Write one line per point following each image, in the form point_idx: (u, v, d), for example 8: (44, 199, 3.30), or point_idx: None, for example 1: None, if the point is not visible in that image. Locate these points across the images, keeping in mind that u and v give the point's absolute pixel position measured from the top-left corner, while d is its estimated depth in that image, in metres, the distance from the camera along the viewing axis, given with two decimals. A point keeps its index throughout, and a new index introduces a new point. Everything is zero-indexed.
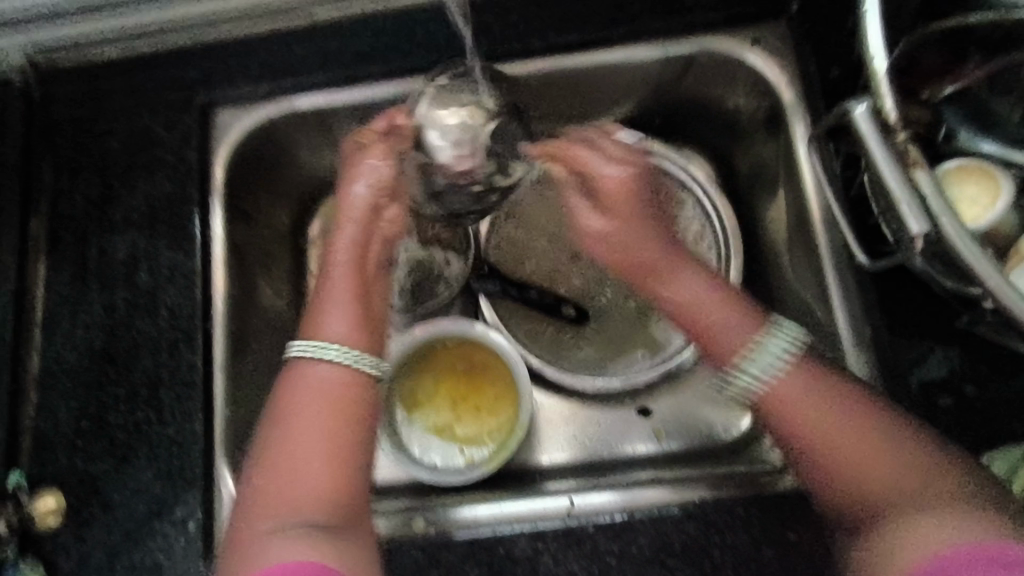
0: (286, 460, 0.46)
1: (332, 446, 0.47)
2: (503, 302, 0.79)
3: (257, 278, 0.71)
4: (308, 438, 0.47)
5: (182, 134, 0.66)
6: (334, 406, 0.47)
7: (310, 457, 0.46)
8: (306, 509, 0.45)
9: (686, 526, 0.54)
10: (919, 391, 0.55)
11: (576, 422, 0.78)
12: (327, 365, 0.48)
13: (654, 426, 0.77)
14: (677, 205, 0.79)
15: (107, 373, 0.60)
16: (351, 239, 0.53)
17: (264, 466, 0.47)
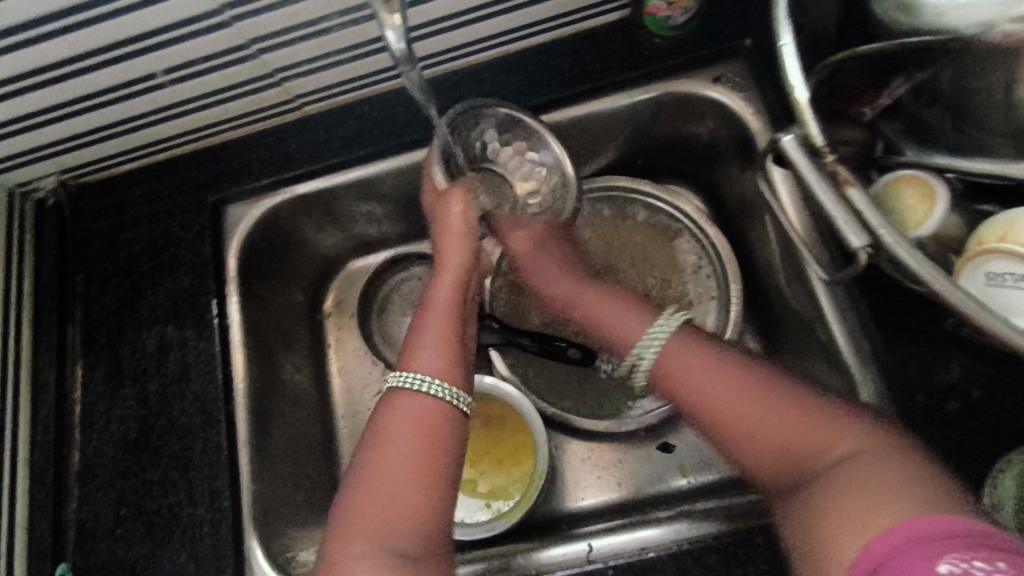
0: (375, 486, 0.49)
1: (423, 471, 0.49)
2: (512, 353, 0.81)
3: (275, 356, 0.75)
4: (397, 466, 0.49)
5: (196, 232, 0.71)
6: (436, 433, 0.51)
7: (405, 482, 0.49)
8: (396, 532, 0.47)
9: (706, 561, 0.53)
10: (927, 400, 0.54)
11: (598, 464, 0.78)
12: (422, 393, 0.52)
13: (678, 462, 0.76)
14: (672, 240, 0.81)
15: (140, 461, 0.64)
16: (445, 275, 0.60)
17: (351, 498, 0.49)
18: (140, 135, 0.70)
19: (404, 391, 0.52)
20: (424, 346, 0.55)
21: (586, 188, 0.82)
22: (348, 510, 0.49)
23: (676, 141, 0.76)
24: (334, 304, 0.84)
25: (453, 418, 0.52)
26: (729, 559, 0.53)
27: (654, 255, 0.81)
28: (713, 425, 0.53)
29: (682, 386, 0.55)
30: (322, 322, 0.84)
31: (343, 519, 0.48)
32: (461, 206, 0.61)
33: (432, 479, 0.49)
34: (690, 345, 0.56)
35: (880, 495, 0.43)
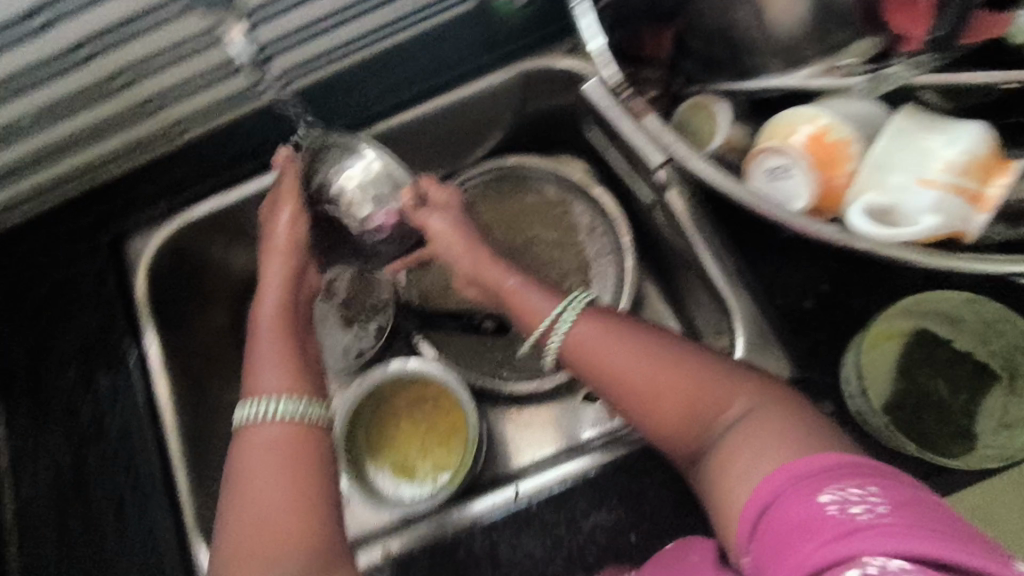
0: (253, 511, 0.48)
1: (285, 498, 0.48)
2: (435, 337, 0.85)
3: (203, 379, 0.76)
4: (264, 492, 0.49)
5: (99, 271, 0.73)
6: (276, 461, 0.50)
7: (273, 502, 0.48)
8: (279, 553, 0.47)
9: (617, 479, 0.60)
10: (784, 304, 0.61)
11: (531, 425, 0.83)
12: (273, 422, 0.52)
13: (602, 409, 0.82)
14: (567, 208, 0.86)
15: (75, 501, 0.65)
16: (273, 255, 0.63)
17: (233, 525, 0.48)
18: (23, 185, 0.70)
19: (257, 422, 0.52)
20: (261, 368, 0.55)
21: (478, 172, 0.85)
22: (228, 540, 0.48)
23: (550, 116, 0.82)
24: None
25: (313, 435, 0.52)
26: (633, 473, 0.60)
27: (553, 224, 0.86)
28: (626, 403, 0.54)
29: (591, 361, 0.56)
30: None
31: (224, 565, 0.48)
32: (288, 213, 0.65)
33: (294, 500, 0.48)
34: (596, 319, 0.57)
35: (769, 450, 0.46)
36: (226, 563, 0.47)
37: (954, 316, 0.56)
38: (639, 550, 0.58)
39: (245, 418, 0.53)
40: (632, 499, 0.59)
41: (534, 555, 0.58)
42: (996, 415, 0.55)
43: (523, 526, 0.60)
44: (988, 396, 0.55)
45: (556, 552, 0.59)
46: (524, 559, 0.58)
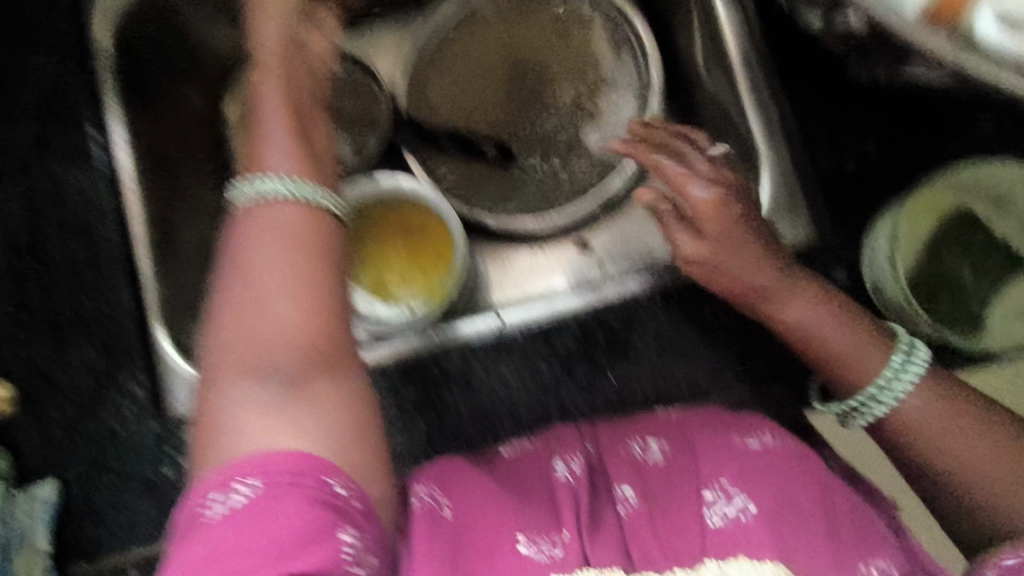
0: (252, 302, 0.39)
1: (293, 291, 0.39)
2: (430, 156, 0.77)
3: (173, 161, 0.69)
4: (267, 281, 0.39)
5: (58, 15, 0.64)
6: (279, 244, 0.40)
7: (275, 292, 0.39)
8: (280, 355, 0.38)
9: (606, 320, 0.57)
10: (824, 160, 0.56)
11: (518, 265, 0.78)
12: (282, 200, 0.41)
13: (597, 257, 0.78)
14: (594, 40, 0.77)
15: (29, 263, 0.61)
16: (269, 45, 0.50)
17: (228, 318, 0.40)
18: None
19: (259, 202, 0.41)
20: (272, 148, 0.44)
21: None
22: (223, 333, 0.40)
23: None
24: None
25: (329, 223, 0.42)
26: (622, 317, 0.57)
27: (575, 54, 0.78)
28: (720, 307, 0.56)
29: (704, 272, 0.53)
30: None
31: (215, 366, 0.39)
32: None
33: (299, 293, 0.39)
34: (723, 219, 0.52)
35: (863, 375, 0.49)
36: (217, 359, 0.39)
37: (1001, 197, 0.52)
38: (619, 393, 0.57)
39: (248, 192, 0.42)
40: (619, 342, 0.57)
41: (509, 382, 0.57)
42: (1013, 305, 0.53)
43: (508, 353, 0.57)
44: (1011, 285, 0.53)
45: (533, 384, 0.57)
46: (499, 385, 0.57)
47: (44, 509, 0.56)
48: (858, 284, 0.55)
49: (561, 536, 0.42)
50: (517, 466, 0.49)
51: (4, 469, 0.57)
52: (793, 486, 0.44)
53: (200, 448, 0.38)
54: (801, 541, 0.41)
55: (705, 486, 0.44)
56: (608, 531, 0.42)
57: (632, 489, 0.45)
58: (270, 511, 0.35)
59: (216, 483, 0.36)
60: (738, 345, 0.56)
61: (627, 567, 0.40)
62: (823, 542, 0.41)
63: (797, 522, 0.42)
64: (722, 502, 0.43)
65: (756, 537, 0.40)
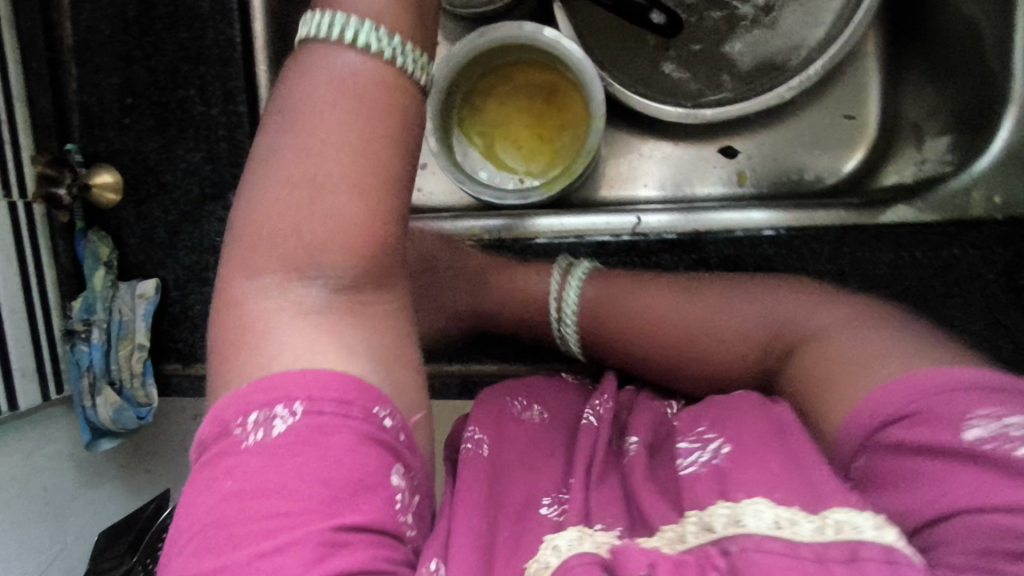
0: (303, 180, 0.33)
1: (351, 175, 0.33)
2: (581, 7, 0.67)
3: None
4: (321, 159, 0.33)
5: None
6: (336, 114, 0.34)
7: (332, 179, 0.33)
8: (326, 245, 0.33)
9: None
10: None
11: (645, 159, 0.69)
12: (345, 50, 0.34)
13: (738, 168, 0.68)
14: None
15: (143, 46, 0.56)
16: None
17: (272, 190, 0.34)
18: None
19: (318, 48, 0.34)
20: None
21: None
22: (261, 204, 0.34)
23: None
24: None
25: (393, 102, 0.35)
26: None
27: None
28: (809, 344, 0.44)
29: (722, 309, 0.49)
30: None
31: (251, 243, 0.34)
32: None
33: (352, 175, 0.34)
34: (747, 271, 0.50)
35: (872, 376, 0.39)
36: (250, 232, 0.34)
37: None
38: None
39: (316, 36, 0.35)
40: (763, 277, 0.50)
41: None
42: None
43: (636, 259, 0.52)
44: None
45: None
46: None
47: (145, 305, 0.57)
48: None
49: (569, 487, 0.40)
50: (553, 387, 0.50)
51: (108, 258, 0.57)
52: (791, 432, 0.37)
53: (219, 349, 0.34)
54: (772, 471, 0.34)
55: (682, 437, 0.40)
56: (613, 484, 0.40)
57: (639, 438, 0.43)
58: (320, 448, 0.30)
59: (258, 403, 0.31)
60: None
61: (628, 526, 0.36)
62: (786, 472, 0.34)
63: (764, 457, 0.35)
64: (699, 445, 0.38)
65: (724, 474, 0.35)
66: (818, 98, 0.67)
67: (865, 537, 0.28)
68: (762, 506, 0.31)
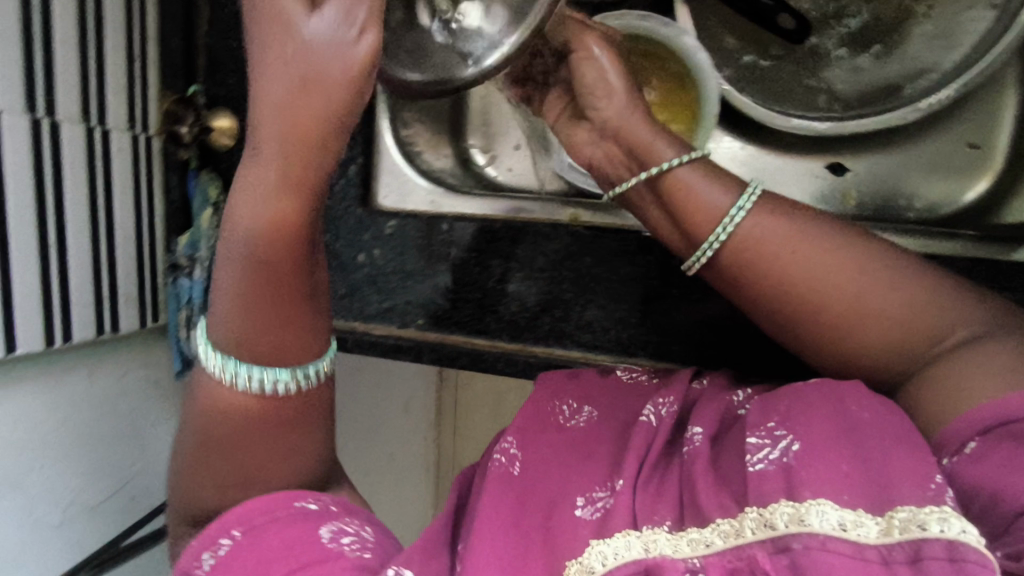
0: (227, 472, 0.41)
1: (263, 466, 0.41)
2: (703, 1, 0.65)
3: None
4: (229, 457, 0.41)
5: None
6: (264, 209, 0.35)
7: (242, 452, 0.41)
8: (254, 477, 0.42)
9: None
10: None
11: (748, 165, 0.67)
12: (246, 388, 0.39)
13: (845, 186, 0.65)
14: None
15: None
16: None
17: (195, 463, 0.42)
18: None
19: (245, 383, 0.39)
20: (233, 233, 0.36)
21: None
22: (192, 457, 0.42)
23: None
24: None
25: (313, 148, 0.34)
26: None
27: None
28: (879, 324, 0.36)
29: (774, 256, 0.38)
30: None
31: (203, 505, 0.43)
32: None
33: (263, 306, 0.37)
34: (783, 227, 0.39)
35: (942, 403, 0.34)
36: (194, 503, 0.43)
37: None
38: None
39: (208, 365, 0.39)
40: None
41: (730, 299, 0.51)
42: None
43: None
44: None
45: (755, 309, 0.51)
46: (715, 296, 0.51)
47: None
48: None
49: (613, 485, 0.40)
50: (614, 386, 0.47)
51: (216, 199, 0.59)
52: (863, 425, 0.33)
53: (191, 495, 0.43)
54: (841, 471, 0.33)
55: (751, 429, 0.36)
56: (672, 479, 0.39)
57: (702, 431, 0.40)
58: (268, 533, 0.40)
59: (209, 546, 0.41)
60: None
61: (674, 524, 0.37)
62: (861, 472, 0.32)
63: (837, 453, 0.33)
64: (771, 440, 0.35)
65: (800, 480, 0.33)
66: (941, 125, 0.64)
67: (928, 534, 0.29)
68: (827, 510, 0.32)
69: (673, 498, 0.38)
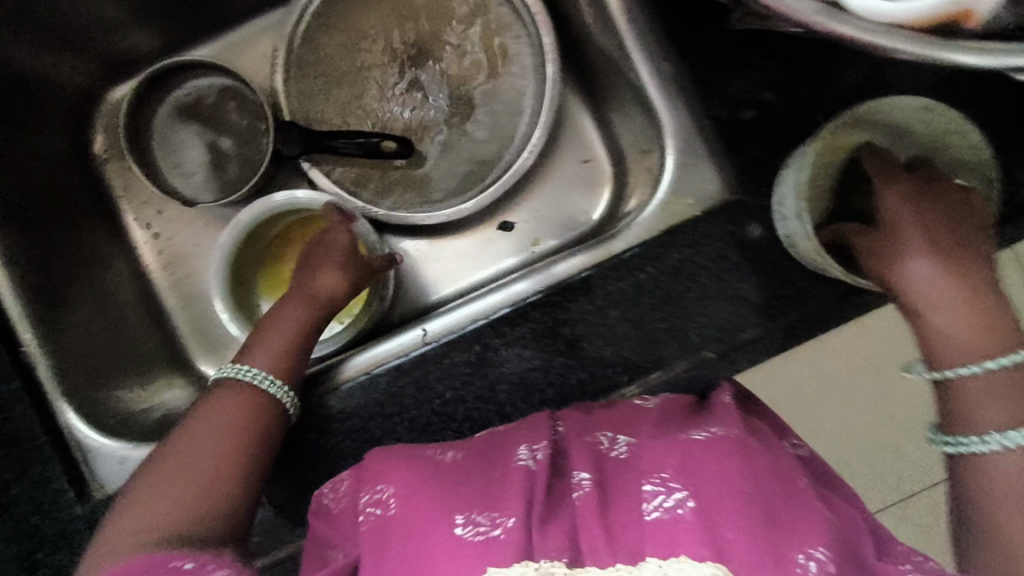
0: None
1: None
2: (326, 157, 0.74)
3: (50, 223, 0.66)
4: None
5: None
6: (230, 432, 0.51)
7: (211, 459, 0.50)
8: None
9: (530, 315, 0.53)
10: (742, 115, 0.52)
11: (446, 257, 0.77)
12: None
13: (522, 237, 0.76)
14: (487, 8, 0.74)
15: None
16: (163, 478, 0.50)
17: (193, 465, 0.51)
18: None
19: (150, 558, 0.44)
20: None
21: None
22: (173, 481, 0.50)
23: None
24: (106, 145, 0.75)
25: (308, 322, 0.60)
26: (554, 301, 0.53)
27: (468, 35, 0.75)
28: None
29: None
30: (100, 169, 0.74)
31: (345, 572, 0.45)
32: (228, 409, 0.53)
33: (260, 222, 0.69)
34: None
35: None
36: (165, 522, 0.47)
37: (901, 126, 0.48)
38: (546, 377, 0.53)
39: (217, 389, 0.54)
40: (546, 333, 0.53)
41: (451, 400, 0.53)
42: None
43: (430, 369, 0.53)
44: None
45: (469, 392, 0.53)
46: (440, 406, 0.53)
47: None
48: (774, 236, 0.52)
49: (498, 520, 0.43)
50: (401, 480, 0.48)
51: None
52: (757, 460, 0.45)
53: None
54: (559, 534, 0.42)
55: (646, 481, 0.44)
56: (562, 516, 0.44)
57: (507, 522, 0.43)
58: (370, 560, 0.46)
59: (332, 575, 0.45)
60: (671, 317, 0.52)
61: (574, 556, 0.41)
62: (763, 535, 0.40)
63: (738, 511, 0.41)
64: (484, 527, 0.43)
65: (693, 529, 0.41)
66: (557, 156, 0.76)
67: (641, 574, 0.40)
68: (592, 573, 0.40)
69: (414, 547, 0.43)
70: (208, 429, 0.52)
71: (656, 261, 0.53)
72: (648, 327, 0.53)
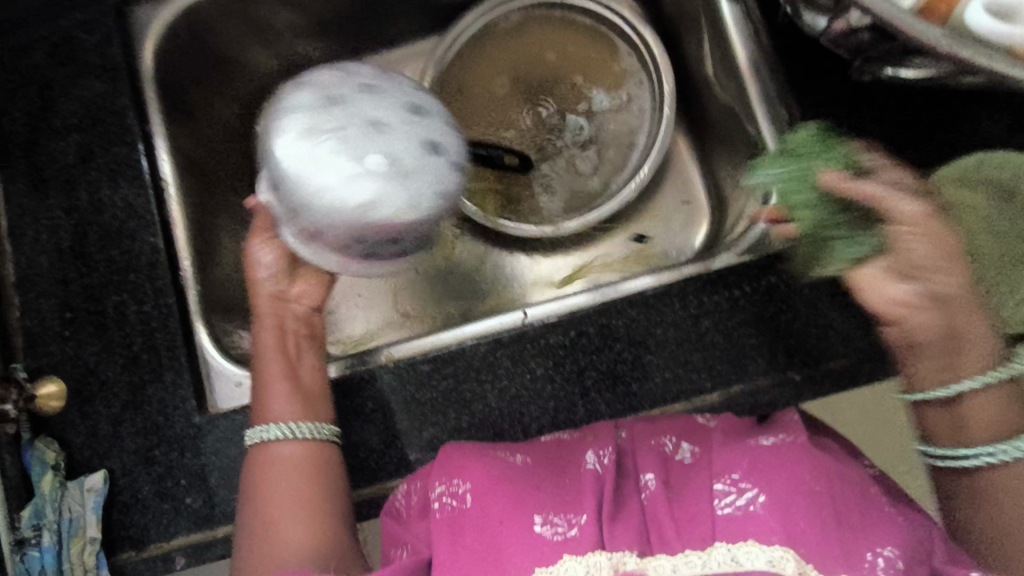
0: None
1: None
2: None
3: (215, 183, 0.77)
4: None
5: (103, 35, 0.69)
6: (304, 468, 0.52)
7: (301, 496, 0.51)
8: None
9: (626, 312, 0.57)
10: None
11: (540, 268, 0.83)
12: None
13: (615, 261, 0.81)
14: (616, 55, 0.82)
15: (77, 268, 0.65)
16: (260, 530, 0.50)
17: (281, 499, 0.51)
18: None
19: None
20: None
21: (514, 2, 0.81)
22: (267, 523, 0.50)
23: None
24: None
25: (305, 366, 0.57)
26: (650, 303, 0.57)
27: (595, 76, 0.84)
28: None
29: None
30: None
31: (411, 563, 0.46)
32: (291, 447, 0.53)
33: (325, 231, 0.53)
34: None
35: None
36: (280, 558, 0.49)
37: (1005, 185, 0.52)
38: (633, 370, 0.57)
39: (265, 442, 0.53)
40: (639, 330, 0.57)
41: (541, 378, 0.57)
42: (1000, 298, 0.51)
43: (527, 346, 0.58)
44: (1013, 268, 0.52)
45: (559, 372, 0.57)
46: (530, 381, 0.57)
47: (94, 498, 0.59)
48: None
49: (574, 517, 0.44)
50: (471, 473, 0.50)
51: (55, 460, 0.60)
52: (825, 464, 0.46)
53: None
54: (632, 530, 0.43)
55: (717, 480, 0.45)
56: (631, 513, 0.45)
57: (580, 518, 0.44)
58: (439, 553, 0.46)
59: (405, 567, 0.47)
60: (760, 334, 0.55)
61: (645, 549, 0.42)
62: (833, 527, 0.41)
63: (810, 507, 0.42)
64: (560, 526, 0.43)
65: (767, 523, 0.41)
66: (660, 193, 0.82)
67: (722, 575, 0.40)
68: (664, 562, 0.41)
69: (488, 534, 0.45)
70: (278, 474, 0.52)
71: (754, 280, 0.56)
72: (737, 339, 0.56)
